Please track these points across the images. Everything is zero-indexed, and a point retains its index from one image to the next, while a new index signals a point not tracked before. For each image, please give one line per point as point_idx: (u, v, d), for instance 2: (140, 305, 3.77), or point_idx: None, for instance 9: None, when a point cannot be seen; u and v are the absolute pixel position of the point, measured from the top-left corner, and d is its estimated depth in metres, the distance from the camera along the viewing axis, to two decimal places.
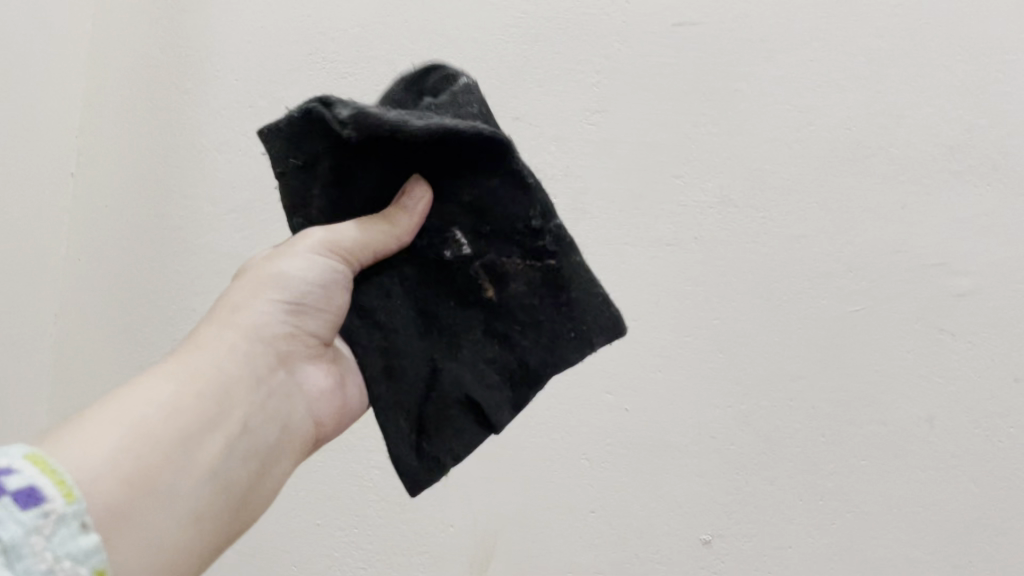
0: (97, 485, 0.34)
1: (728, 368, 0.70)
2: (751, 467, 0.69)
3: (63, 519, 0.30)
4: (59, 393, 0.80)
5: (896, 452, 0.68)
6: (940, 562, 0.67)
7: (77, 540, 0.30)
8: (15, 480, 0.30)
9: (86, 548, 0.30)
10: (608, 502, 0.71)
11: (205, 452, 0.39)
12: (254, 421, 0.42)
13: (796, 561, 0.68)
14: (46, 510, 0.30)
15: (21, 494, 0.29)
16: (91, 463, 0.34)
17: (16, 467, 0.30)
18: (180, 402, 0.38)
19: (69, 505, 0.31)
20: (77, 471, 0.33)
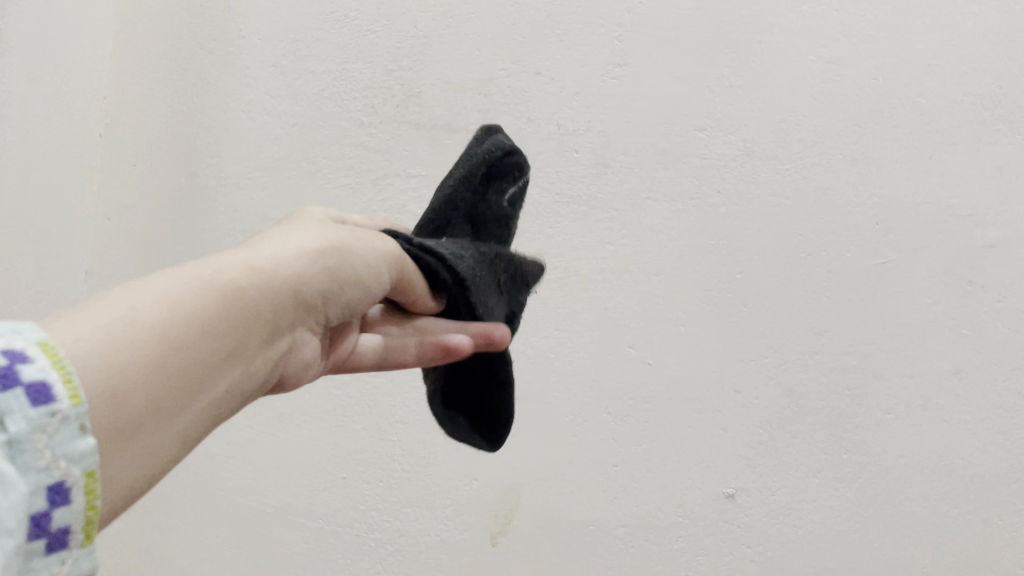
0: (123, 394, 0.24)
1: (751, 321, 0.70)
2: (775, 420, 0.69)
3: (70, 418, 0.21)
4: None
5: (923, 404, 0.67)
6: (969, 516, 0.66)
7: (79, 446, 0.21)
8: (26, 366, 0.21)
9: (88, 453, 0.22)
10: (632, 455, 0.71)
11: (210, 393, 0.28)
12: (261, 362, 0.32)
13: (820, 514, 0.68)
14: (54, 408, 0.21)
15: (30, 386, 0.21)
16: (128, 359, 0.25)
17: (30, 353, 0.21)
18: (218, 326, 0.28)
19: (79, 404, 0.22)
20: (109, 361, 0.24)
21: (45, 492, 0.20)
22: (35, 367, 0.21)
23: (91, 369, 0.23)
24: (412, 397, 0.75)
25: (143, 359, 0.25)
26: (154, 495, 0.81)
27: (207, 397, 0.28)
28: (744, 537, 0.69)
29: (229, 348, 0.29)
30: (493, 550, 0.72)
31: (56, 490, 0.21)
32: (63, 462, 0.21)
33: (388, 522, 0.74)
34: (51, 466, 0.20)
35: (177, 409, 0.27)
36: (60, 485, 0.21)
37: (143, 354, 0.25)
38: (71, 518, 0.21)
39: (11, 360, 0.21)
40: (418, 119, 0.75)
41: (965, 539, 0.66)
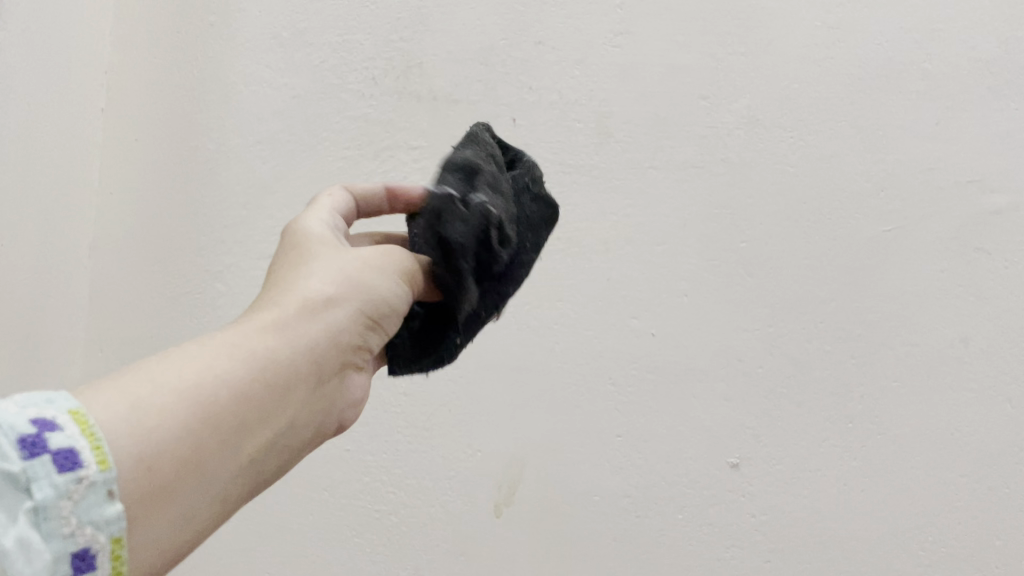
0: (156, 454, 0.29)
1: (755, 291, 0.69)
2: (779, 389, 0.69)
3: (98, 483, 0.25)
4: (95, 326, 0.81)
5: (928, 372, 0.67)
6: (975, 484, 0.66)
7: (103, 510, 0.25)
8: (55, 436, 0.25)
9: (112, 517, 0.26)
10: (635, 426, 0.71)
11: (251, 441, 0.33)
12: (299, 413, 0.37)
13: (825, 483, 0.68)
14: (81, 473, 0.25)
15: (59, 454, 0.25)
16: (157, 426, 0.29)
17: (61, 422, 0.26)
18: (247, 381, 0.33)
19: (106, 470, 0.26)
20: (145, 430, 0.29)
21: (71, 556, 0.24)
22: (64, 435, 0.26)
23: (124, 437, 0.28)
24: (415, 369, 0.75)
25: (173, 422, 0.30)
26: None
27: (245, 451, 0.33)
28: (749, 507, 0.69)
29: (265, 400, 0.34)
30: (497, 521, 0.72)
31: (80, 556, 0.24)
32: (88, 526, 0.25)
33: (392, 494, 0.75)
34: (76, 532, 0.24)
35: (214, 462, 0.31)
36: (84, 552, 0.25)
37: (173, 419, 0.30)
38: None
39: (44, 432, 0.25)
40: (420, 91, 0.75)
41: (971, 506, 0.66)
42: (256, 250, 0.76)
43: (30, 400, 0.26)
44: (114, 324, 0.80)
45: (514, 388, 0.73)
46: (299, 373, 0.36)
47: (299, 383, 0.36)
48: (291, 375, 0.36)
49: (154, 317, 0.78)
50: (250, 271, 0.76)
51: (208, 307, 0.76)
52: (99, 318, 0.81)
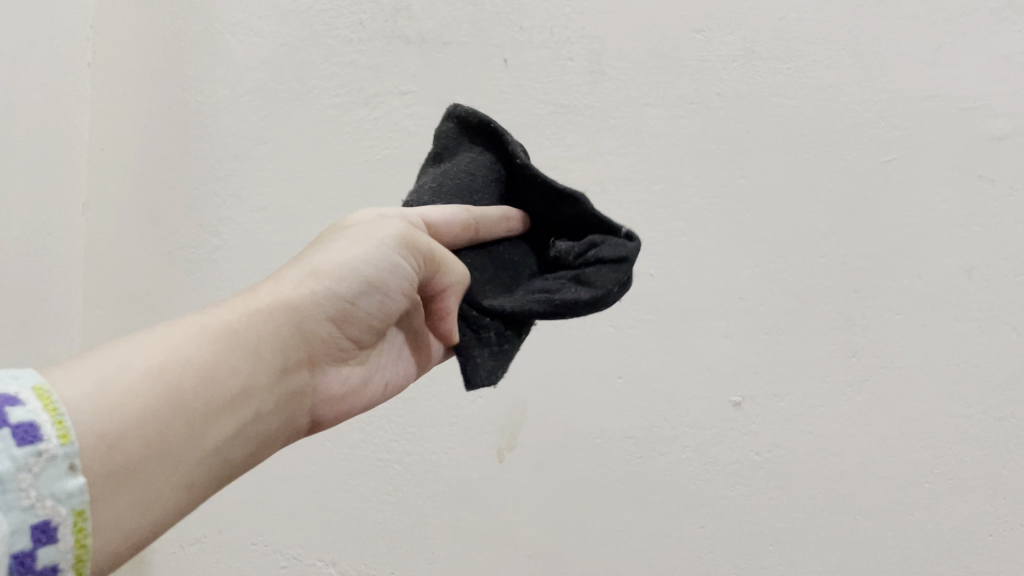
0: (120, 432, 0.28)
1: (754, 226, 0.68)
2: (780, 325, 0.68)
3: (59, 457, 0.25)
4: (93, 282, 0.81)
5: (933, 303, 0.66)
6: (981, 414, 0.65)
7: (65, 484, 0.25)
8: (15, 411, 0.24)
9: (75, 491, 0.25)
10: (636, 366, 0.70)
11: (217, 429, 0.32)
12: (267, 410, 0.35)
13: (828, 418, 0.67)
14: (40, 447, 0.25)
15: (20, 428, 0.24)
16: (120, 404, 0.29)
17: (24, 398, 0.25)
18: (215, 368, 0.33)
19: (68, 444, 0.25)
20: (103, 412, 0.28)
21: (31, 530, 0.24)
22: (25, 408, 0.25)
23: (86, 411, 0.27)
24: None
25: (136, 403, 0.29)
26: None
27: (207, 442, 0.32)
28: (753, 444, 0.68)
29: (235, 391, 0.33)
30: (500, 466, 0.72)
31: (41, 527, 0.24)
32: (50, 500, 0.24)
33: (397, 442, 0.75)
34: (36, 505, 0.24)
35: (179, 449, 0.31)
36: (46, 524, 0.24)
37: (136, 403, 0.29)
38: (61, 553, 0.25)
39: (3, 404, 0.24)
40: (409, 34, 0.74)
41: (976, 437, 0.65)
42: (250, 202, 0.75)
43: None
44: (110, 280, 0.80)
45: None
46: (272, 369, 0.35)
47: (271, 380, 0.35)
48: (264, 366, 0.35)
49: (151, 271, 0.78)
50: (244, 223, 0.75)
51: (205, 261, 0.76)
52: (96, 275, 0.81)
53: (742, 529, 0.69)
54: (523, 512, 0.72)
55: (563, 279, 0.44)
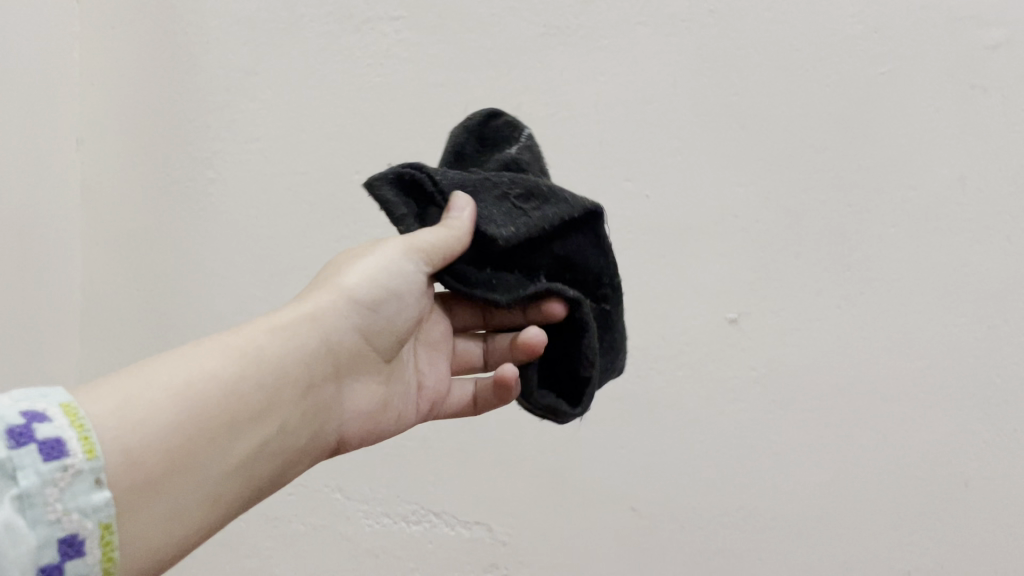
0: (146, 444, 0.32)
1: (748, 143, 0.68)
2: (775, 242, 0.68)
3: (85, 470, 0.28)
4: (91, 219, 0.81)
5: (926, 215, 0.65)
6: (974, 324, 0.65)
7: (91, 497, 0.28)
8: (43, 427, 0.28)
9: (101, 504, 0.28)
10: (633, 287, 0.71)
11: (241, 441, 0.36)
12: (291, 423, 0.40)
13: (823, 332, 0.68)
14: (67, 461, 0.28)
15: (46, 444, 0.27)
16: (156, 414, 0.33)
17: (51, 415, 0.28)
18: (236, 385, 0.37)
19: (92, 459, 0.29)
20: (137, 424, 0.32)
21: (58, 543, 0.27)
22: (52, 425, 0.28)
23: (120, 425, 0.31)
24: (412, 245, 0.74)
25: (174, 412, 0.33)
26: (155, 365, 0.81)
27: (236, 448, 0.36)
28: (748, 361, 0.69)
29: (257, 405, 0.37)
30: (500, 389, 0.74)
31: (68, 541, 0.27)
32: (75, 513, 0.27)
33: None
34: (63, 519, 0.27)
35: (208, 454, 0.34)
36: (72, 537, 0.27)
37: (164, 417, 0.33)
38: (87, 566, 0.28)
39: (32, 422, 0.27)
40: None
41: (970, 346, 0.65)
42: (244, 135, 0.76)
43: (27, 394, 0.29)
44: (108, 215, 0.81)
45: None
46: (297, 384, 0.40)
47: (297, 395, 0.40)
48: (291, 380, 0.40)
49: (148, 206, 0.79)
50: (240, 155, 0.76)
51: (201, 195, 0.77)
52: (93, 211, 0.81)
53: (738, 444, 0.70)
54: (522, 433, 0.74)
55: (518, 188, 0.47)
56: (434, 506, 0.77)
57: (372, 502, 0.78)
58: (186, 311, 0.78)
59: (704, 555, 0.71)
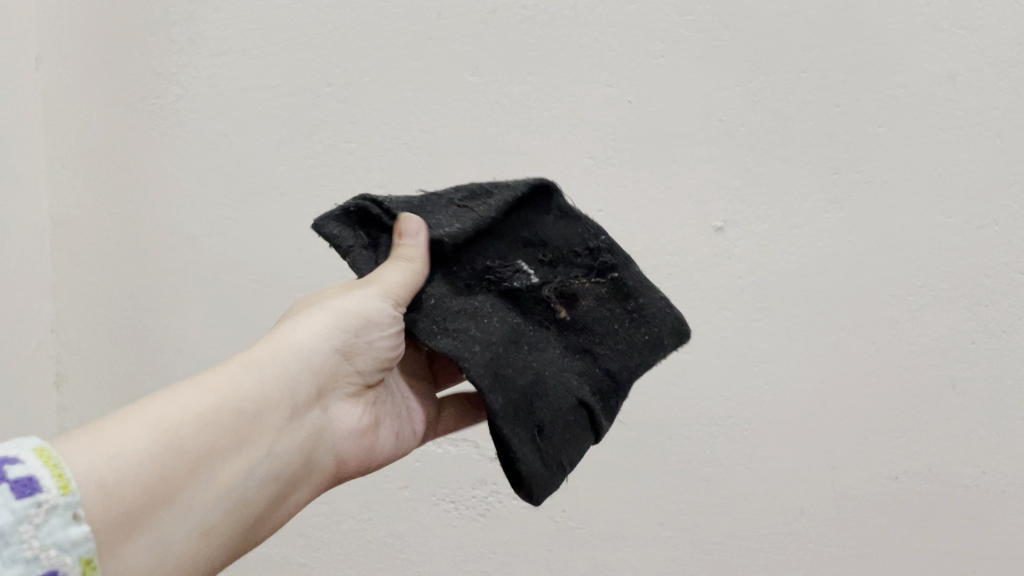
0: (119, 480, 0.32)
1: (732, 43, 0.65)
2: (761, 146, 0.66)
3: (61, 507, 0.29)
4: (56, 140, 0.78)
5: (916, 114, 0.64)
6: (963, 225, 0.64)
7: (69, 531, 0.29)
8: (16, 469, 0.29)
9: (79, 537, 0.30)
10: (616, 198, 0.69)
11: (223, 471, 0.37)
12: (282, 450, 0.40)
13: (812, 238, 0.66)
14: (41, 499, 0.29)
15: (20, 482, 0.28)
16: (129, 456, 0.33)
17: (24, 456, 0.30)
18: (212, 417, 0.37)
19: (68, 493, 0.30)
20: (109, 463, 0.33)
21: None
22: (25, 466, 0.29)
23: (91, 467, 0.32)
24: (391, 159, 0.71)
25: (147, 454, 0.34)
26: (125, 291, 0.79)
27: (218, 482, 0.36)
28: (734, 269, 0.68)
29: (239, 434, 0.38)
30: None
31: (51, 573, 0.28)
32: (54, 548, 0.29)
33: None
34: (45, 554, 0.28)
35: (186, 490, 0.35)
36: (55, 570, 0.28)
37: (136, 459, 0.34)
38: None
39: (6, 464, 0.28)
40: None
41: (960, 248, 0.64)
42: (210, 48, 0.73)
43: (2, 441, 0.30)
44: (72, 136, 0.78)
45: (500, 159, 0.70)
46: (284, 409, 0.40)
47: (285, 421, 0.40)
48: (276, 407, 0.40)
49: (114, 124, 0.76)
50: (207, 70, 0.73)
51: (168, 112, 0.74)
52: (57, 132, 0.78)
53: (724, 354, 0.69)
54: None
55: (478, 196, 0.47)
56: None
57: None
58: (162, 234, 0.76)
59: (692, 465, 0.71)
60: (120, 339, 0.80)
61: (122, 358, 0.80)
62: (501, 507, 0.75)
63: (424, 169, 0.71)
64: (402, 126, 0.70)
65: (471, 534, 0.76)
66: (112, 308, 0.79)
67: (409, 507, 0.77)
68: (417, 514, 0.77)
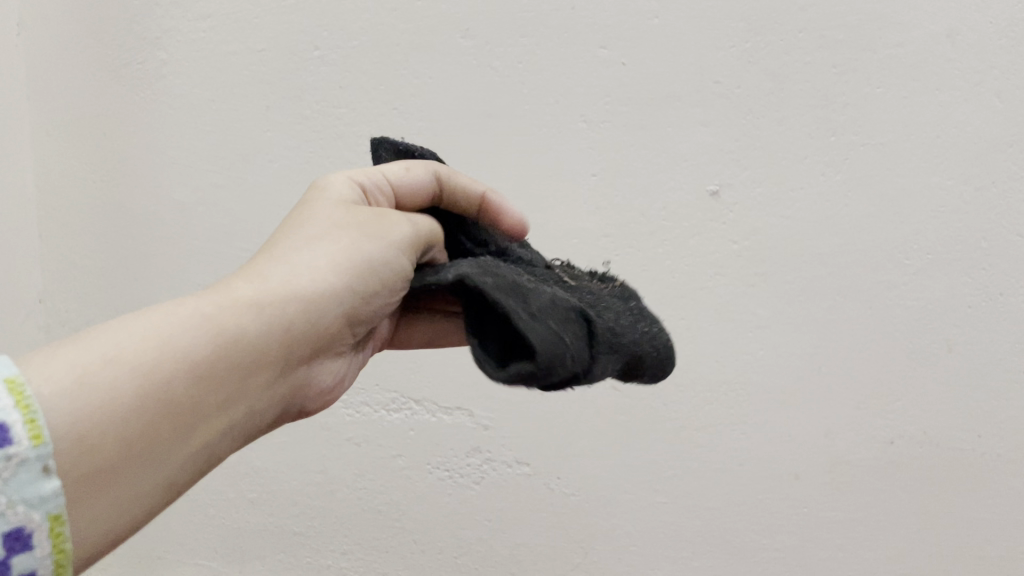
0: (99, 434, 0.27)
1: (728, 3, 0.64)
2: (758, 108, 0.64)
3: (31, 460, 0.24)
4: (40, 107, 0.77)
5: (914, 75, 0.62)
6: (962, 187, 0.63)
7: (38, 488, 0.24)
8: None
9: (49, 495, 0.24)
10: (610, 161, 0.67)
11: (206, 426, 0.31)
12: (264, 403, 0.34)
13: (809, 201, 0.65)
14: (11, 452, 0.23)
15: None
16: (108, 397, 0.28)
17: None
18: (208, 358, 0.31)
19: (42, 445, 0.24)
20: (88, 407, 0.27)
21: (3, 538, 0.23)
22: None
23: (68, 412, 0.26)
24: (381, 124, 0.70)
25: (129, 395, 0.28)
26: (114, 260, 0.78)
27: (201, 437, 0.31)
28: (730, 234, 0.67)
29: (230, 383, 0.32)
30: None
31: (13, 534, 0.23)
32: (21, 505, 0.23)
33: None
34: (7, 511, 0.23)
35: (168, 444, 0.29)
36: (19, 530, 0.23)
37: (119, 404, 0.28)
38: (36, 560, 0.24)
39: None
40: None
41: (957, 210, 0.64)
42: (195, 12, 0.71)
43: None
44: (57, 102, 0.76)
45: (493, 123, 0.68)
46: (278, 356, 0.34)
47: (273, 371, 0.34)
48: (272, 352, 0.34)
49: (99, 89, 0.74)
50: (192, 34, 0.71)
51: (154, 78, 0.73)
52: (41, 98, 0.77)
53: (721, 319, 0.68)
54: None
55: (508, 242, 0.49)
56: (414, 394, 0.75)
57: (351, 394, 0.76)
58: (149, 202, 0.75)
59: (687, 431, 0.71)
60: (110, 308, 0.79)
61: None
62: (496, 474, 0.75)
63: (416, 133, 0.70)
64: (392, 90, 0.69)
65: (467, 502, 0.76)
66: (100, 277, 0.78)
67: (403, 476, 0.77)
68: (412, 483, 0.77)
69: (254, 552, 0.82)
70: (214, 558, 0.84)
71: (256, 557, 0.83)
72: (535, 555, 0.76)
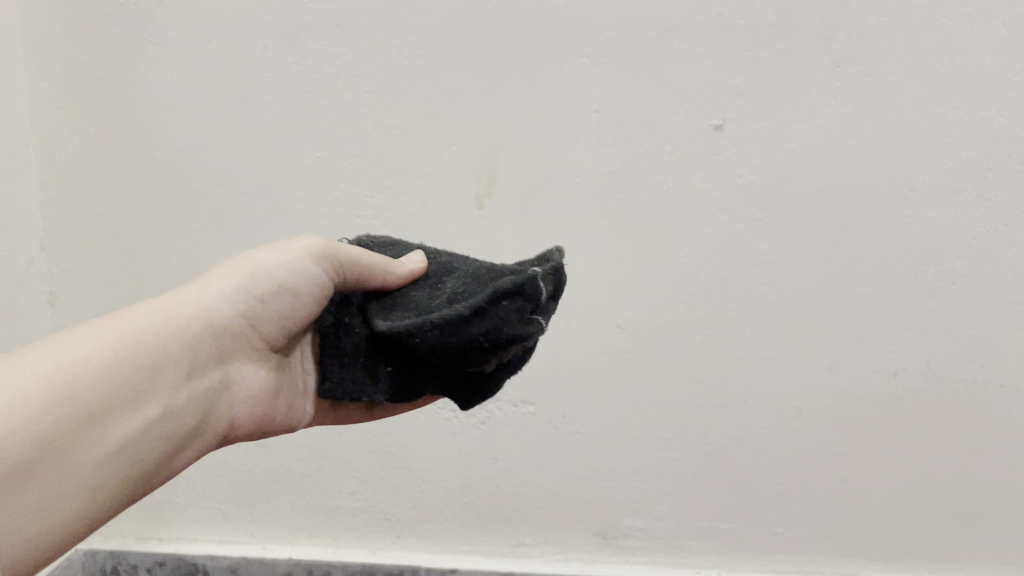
0: (12, 438, 0.32)
1: None
2: (761, 41, 0.64)
3: None
4: (33, 50, 0.75)
5: (919, 3, 0.62)
6: (966, 117, 0.63)
7: None
8: None
9: None
10: (613, 99, 0.66)
11: (122, 424, 0.37)
12: (186, 405, 0.41)
13: (812, 135, 0.65)
14: None
15: None
16: (18, 410, 0.33)
17: None
18: (106, 370, 0.37)
19: None
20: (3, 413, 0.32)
21: None
22: None
23: None
24: (380, 63, 0.69)
25: (34, 403, 0.34)
26: (115, 206, 0.77)
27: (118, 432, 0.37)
28: (733, 170, 0.66)
29: (144, 380, 0.38)
30: (480, 214, 0.71)
31: None
32: None
33: (372, 198, 0.72)
34: None
35: (85, 438, 0.35)
36: None
37: (31, 402, 0.34)
38: None
39: None
40: None
41: (964, 140, 0.63)
42: None
43: None
44: (50, 45, 0.74)
45: (493, 60, 0.68)
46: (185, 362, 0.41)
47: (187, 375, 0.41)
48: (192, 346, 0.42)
49: (96, 31, 0.73)
50: None
51: (149, 20, 0.72)
52: (34, 40, 0.74)
53: (725, 255, 0.68)
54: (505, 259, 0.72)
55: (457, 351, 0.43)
56: None
57: None
58: (150, 146, 0.75)
59: (690, 368, 0.71)
60: (113, 253, 0.79)
61: (115, 273, 0.79)
62: (501, 415, 0.75)
63: (415, 72, 0.69)
64: (389, 29, 0.68)
65: (472, 442, 0.76)
66: (101, 224, 0.78)
67: (408, 419, 0.77)
68: (418, 425, 0.77)
69: (262, 500, 0.81)
70: (223, 503, 0.83)
71: (265, 500, 0.81)
72: (540, 493, 0.77)
